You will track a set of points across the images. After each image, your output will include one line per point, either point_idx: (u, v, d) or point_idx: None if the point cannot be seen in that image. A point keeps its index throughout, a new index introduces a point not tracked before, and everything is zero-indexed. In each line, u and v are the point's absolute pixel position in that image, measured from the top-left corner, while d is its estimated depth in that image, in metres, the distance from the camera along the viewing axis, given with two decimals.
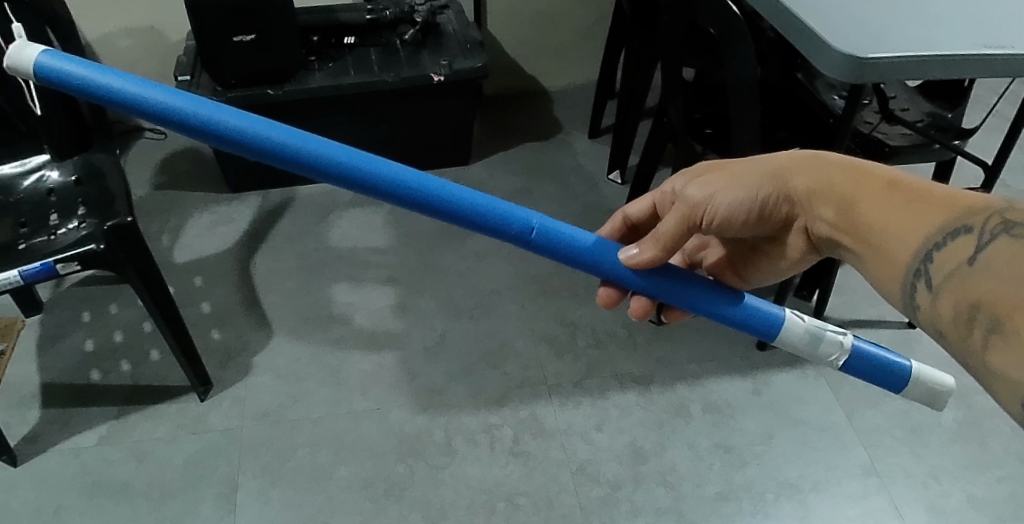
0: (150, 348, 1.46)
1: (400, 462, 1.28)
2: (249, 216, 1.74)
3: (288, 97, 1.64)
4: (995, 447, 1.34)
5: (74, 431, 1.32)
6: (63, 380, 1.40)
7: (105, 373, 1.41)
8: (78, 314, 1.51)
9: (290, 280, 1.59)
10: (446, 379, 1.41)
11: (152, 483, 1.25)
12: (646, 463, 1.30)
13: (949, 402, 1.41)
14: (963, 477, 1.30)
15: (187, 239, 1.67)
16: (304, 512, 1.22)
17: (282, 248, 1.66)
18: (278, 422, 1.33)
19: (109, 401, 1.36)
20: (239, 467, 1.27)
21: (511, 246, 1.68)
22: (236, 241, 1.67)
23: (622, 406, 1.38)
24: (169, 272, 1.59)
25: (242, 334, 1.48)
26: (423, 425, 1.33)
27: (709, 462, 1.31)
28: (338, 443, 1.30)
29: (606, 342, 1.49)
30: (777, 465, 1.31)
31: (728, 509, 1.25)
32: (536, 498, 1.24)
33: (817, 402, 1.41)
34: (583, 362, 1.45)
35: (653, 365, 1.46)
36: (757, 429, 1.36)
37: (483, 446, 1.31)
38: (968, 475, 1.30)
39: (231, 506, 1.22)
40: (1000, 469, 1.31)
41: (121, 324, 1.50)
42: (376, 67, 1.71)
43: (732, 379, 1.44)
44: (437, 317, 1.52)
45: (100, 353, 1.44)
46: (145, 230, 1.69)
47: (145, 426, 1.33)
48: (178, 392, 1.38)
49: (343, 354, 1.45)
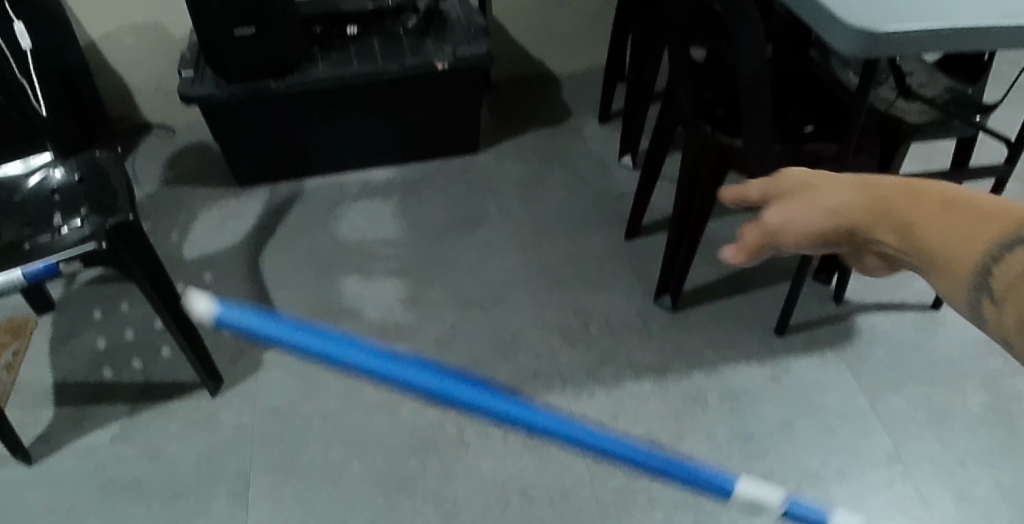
0: (160, 345, 1.45)
1: (413, 456, 1.27)
2: (257, 209, 1.73)
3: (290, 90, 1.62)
4: None
5: (87, 429, 1.32)
6: (76, 378, 1.39)
7: (117, 371, 1.40)
8: (89, 313, 1.51)
9: (298, 277, 1.57)
10: (459, 371, 1.39)
11: (165, 481, 1.25)
12: (662, 453, 1.28)
13: (974, 388, 1.37)
14: (991, 463, 1.26)
15: (197, 235, 1.66)
16: (317, 509, 1.21)
17: (291, 245, 1.64)
18: (289, 420, 1.32)
19: (123, 401, 1.36)
20: (251, 463, 1.26)
21: (522, 235, 1.66)
22: (246, 235, 1.66)
23: (637, 397, 1.35)
24: (180, 269, 1.58)
25: (252, 330, 1.47)
26: (435, 419, 1.32)
27: (727, 455, 1.27)
28: (349, 441, 1.29)
29: (620, 331, 1.46)
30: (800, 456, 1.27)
31: (747, 499, 1.22)
32: (550, 496, 1.21)
33: (838, 389, 1.37)
34: (597, 352, 1.43)
35: (668, 355, 1.43)
36: (780, 421, 1.32)
37: (496, 438, 1.29)
38: (996, 461, 1.27)
39: (243, 502, 1.22)
40: None
41: (131, 321, 1.49)
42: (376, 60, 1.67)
43: (750, 366, 1.41)
44: (448, 308, 1.50)
45: (111, 351, 1.44)
46: (155, 227, 1.68)
47: (158, 423, 1.32)
48: (189, 388, 1.37)
49: (353, 350, 1.43)
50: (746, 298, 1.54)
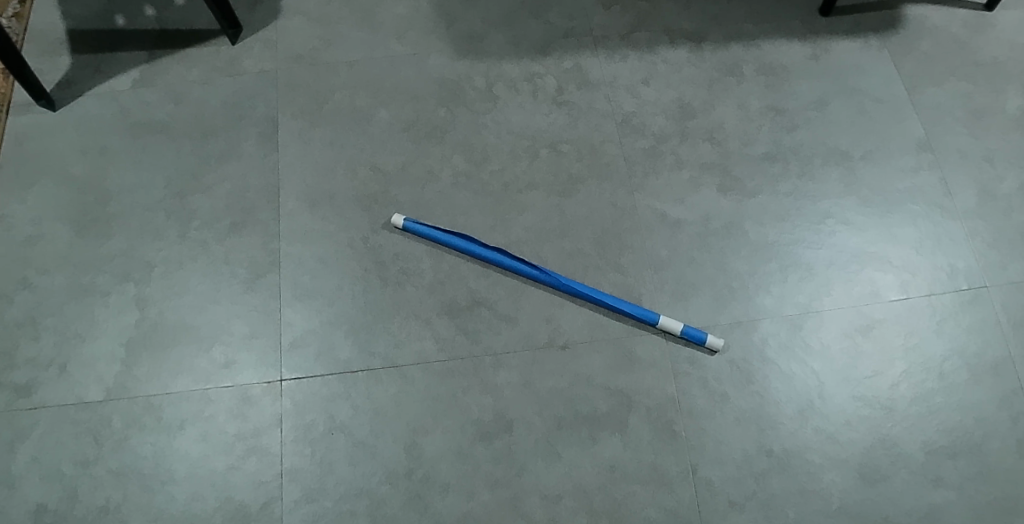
0: (224, 137, 1.38)
1: (436, 402, 1.21)
2: (272, 8, 1.51)
3: None
4: (1000, 417, 1.19)
5: (127, 351, 1.24)
6: (95, 159, 1.37)
7: (183, 160, 1.37)
8: (147, 94, 1.42)
9: (345, 205, 1.33)
10: (535, 184, 1.35)
11: (125, 332, 1.25)
12: (730, 417, 1.20)
13: (930, 393, 1.21)
14: (959, 449, 1.18)
15: (166, 24, 1.48)
16: (264, 444, 1.19)
17: (331, 166, 1.36)
18: (366, 354, 1.24)
19: (180, 327, 1.25)
20: (221, 395, 1.21)
21: (611, 63, 1.45)
22: (261, 49, 1.47)
23: (743, 364, 1.23)
24: (176, 64, 1.45)
25: (304, 250, 1.30)
26: (502, 369, 1.23)
27: (837, 426, 1.19)
28: (432, 382, 1.22)
29: (710, 156, 1.37)
30: (917, 441, 1.18)
31: (779, 471, 1.17)
32: (649, 465, 1.17)
33: (933, 390, 1.21)
34: (625, 174, 1.35)
35: (777, 300, 1.27)
36: (903, 389, 1.21)
37: (563, 396, 1.21)
38: (970, 447, 1.18)
39: (215, 437, 1.19)
40: (989, 443, 1.18)
41: (191, 107, 1.41)
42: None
43: (834, 352, 1.23)
44: (524, 117, 1.40)
45: (174, 138, 1.38)
46: (136, 10, 1.49)
47: (203, 353, 1.24)
48: (203, 204, 1.33)
49: (421, 280, 1.28)
50: (874, 242, 1.30)
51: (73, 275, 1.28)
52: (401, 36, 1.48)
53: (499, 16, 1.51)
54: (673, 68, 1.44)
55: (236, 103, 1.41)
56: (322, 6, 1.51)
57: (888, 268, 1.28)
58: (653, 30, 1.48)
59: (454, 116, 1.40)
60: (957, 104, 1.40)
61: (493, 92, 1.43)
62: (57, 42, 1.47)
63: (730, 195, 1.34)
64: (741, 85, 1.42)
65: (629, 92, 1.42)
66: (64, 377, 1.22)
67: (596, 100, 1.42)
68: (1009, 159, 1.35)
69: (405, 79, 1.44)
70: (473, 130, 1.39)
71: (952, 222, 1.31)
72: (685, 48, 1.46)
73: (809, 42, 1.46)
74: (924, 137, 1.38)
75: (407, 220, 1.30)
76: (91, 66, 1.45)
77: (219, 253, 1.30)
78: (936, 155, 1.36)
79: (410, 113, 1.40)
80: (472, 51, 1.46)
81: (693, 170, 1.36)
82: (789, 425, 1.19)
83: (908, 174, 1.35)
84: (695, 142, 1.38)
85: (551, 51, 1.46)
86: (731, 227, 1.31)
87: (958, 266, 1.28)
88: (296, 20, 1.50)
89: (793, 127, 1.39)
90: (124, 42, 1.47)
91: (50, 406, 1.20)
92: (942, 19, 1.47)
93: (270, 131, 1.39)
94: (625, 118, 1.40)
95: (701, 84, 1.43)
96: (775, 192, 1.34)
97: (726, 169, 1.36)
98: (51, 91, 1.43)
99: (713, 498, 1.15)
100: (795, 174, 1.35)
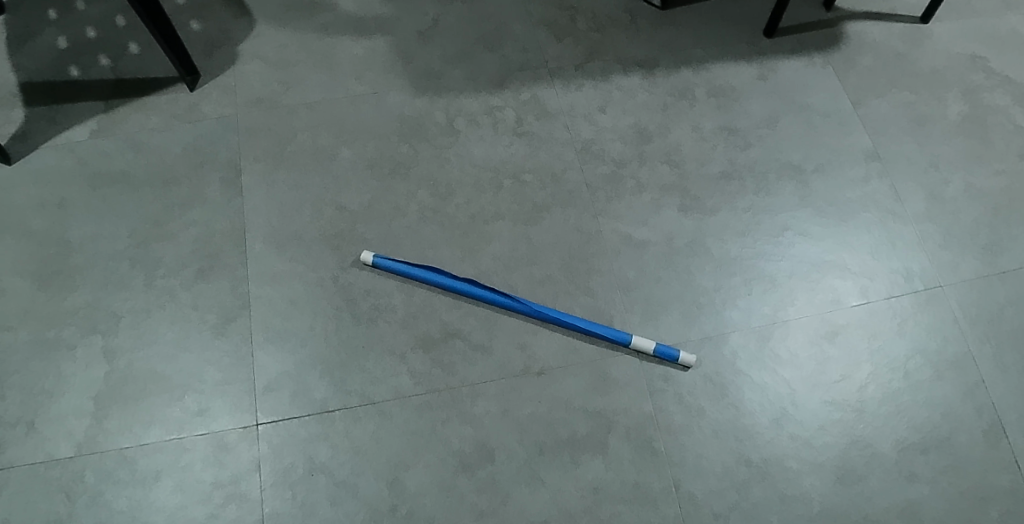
0: (187, 183, 1.38)
1: (416, 436, 1.20)
2: (229, 54, 1.51)
3: (322, 33, 1.54)
4: (966, 411, 1.23)
5: (96, 404, 1.21)
6: (55, 211, 1.35)
7: (145, 207, 1.36)
8: (106, 143, 1.41)
9: (312, 245, 1.33)
10: (501, 214, 1.37)
11: (93, 386, 1.22)
12: (708, 430, 1.22)
13: (897, 393, 1.25)
14: (930, 445, 1.21)
15: (121, 74, 1.48)
16: (243, 490, 1.16)
17: (296, 207, 1.36)
18: (342, 393, 1.23)
19: (151, 377, 1.23)
20: (195, 444, 1.19)
21: (569, 91, 1.49)
22: (220, 95, 1.47)
23: (716, 378, 1.25)
24: (133, 113, 1.44)
25: (273, 292, 1.30)
26: (479, 398, 1.23)
27: (812, 431, 1.22)
28: (410, 416, 1.21)
29: (670, 177, 1.40)
30: (888, 441, 1.21)
31: (759, 479, 1.19)
32: (632, 484, 1.18)
33: (900, 389, 1.25)
34: (589, 199, 1.38)
35: (745, 313, 1.30)
36: (871, 391, 1.25)
37: (543, 421, 1.22)
38: (939, 442, 1.21)
39: (192, 487, 1.16)
40: (956, 436, 1.22)
41: (153, 154, 1.40)
42: (411, 28, 1.56)
43: (802, 359, 1.27)
44: (487, 149, 1.43)
45: (136, 187, 1.37)
46: (90, 61, 1.49)
47: (175, 402, 1.22)
48: (168, 251, 1.32)
49: (394, 315, 1.28)
50: (832, 251, 1.35)
51: (36, 330, 1.25)
52: (361, 76, 1.50)
53: (456, 51, 1.53)
54: (628, 94, 1.49)
55: (197, 149, 1.41)
56: (279, 50, 1.52)
57: (848, 275, 1.33)
58: (607, 59, 1.52)
59: (417, 151, 1.42)
60: (899, 114, 1.47)
61: (454, 126, 1.45)
62: (10, 96, 1.45)
63: (692, 214, 1.37)
64: (694, 107, 1.47)
65: (587, 119, 1.46)
66: (31, 435, 1.18)
67: (555, 129, 1.45)
68: (952, 163, 1.42)
69: (367, 117, 1.45)
70: (437, 165, 1.41)
71: (904, 228, 1.37)
72: (638, 75, 1.51)
73: (755, 63, 1.52)
74: (871, 148, 1.44)
75: (376, 256, 1.30)
76: (46, 118, 1.43)
77: (188, 300, 1.29)
78: (884, 164, 1.42)
79: (373, 150, 1.42)
80: (431, 87, 1.49)
81: (654, 192, 1.39)
82: (766, 434, 1.22)
83: (859, 184, 1.40)
84: (655, 165, 1.42)
85: (509, 84, 1.50)
86: (695, 245, 1.35)
87: (912, 269, 1.33)
88: (254, 64, 1.51)
89: (746, 145, 1.44)
90: (79, 93, 1.46)
91: (19, 465, 1.16)
92: (879, 35, 1.55)
93: (234, 175, 1.39)
94: (585, 144, 1.44)
95: (656, 109, 1.47)
96: (734, 209, 1.38)
97: (686, 190, 1.39)
98: (6, 145, 1.41)
99: (697, 511, 1.17)
100: (752, 190, 1.40)
